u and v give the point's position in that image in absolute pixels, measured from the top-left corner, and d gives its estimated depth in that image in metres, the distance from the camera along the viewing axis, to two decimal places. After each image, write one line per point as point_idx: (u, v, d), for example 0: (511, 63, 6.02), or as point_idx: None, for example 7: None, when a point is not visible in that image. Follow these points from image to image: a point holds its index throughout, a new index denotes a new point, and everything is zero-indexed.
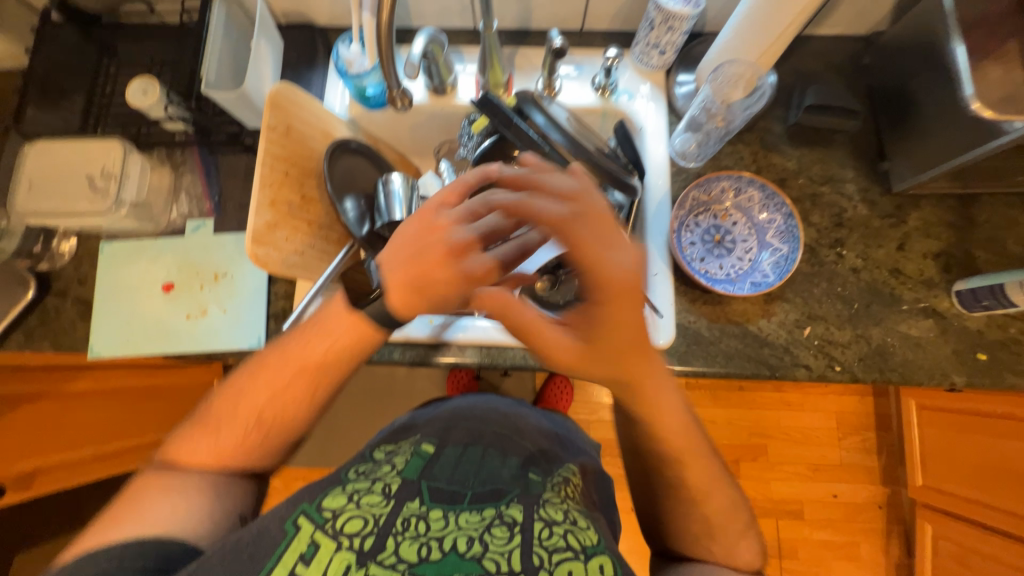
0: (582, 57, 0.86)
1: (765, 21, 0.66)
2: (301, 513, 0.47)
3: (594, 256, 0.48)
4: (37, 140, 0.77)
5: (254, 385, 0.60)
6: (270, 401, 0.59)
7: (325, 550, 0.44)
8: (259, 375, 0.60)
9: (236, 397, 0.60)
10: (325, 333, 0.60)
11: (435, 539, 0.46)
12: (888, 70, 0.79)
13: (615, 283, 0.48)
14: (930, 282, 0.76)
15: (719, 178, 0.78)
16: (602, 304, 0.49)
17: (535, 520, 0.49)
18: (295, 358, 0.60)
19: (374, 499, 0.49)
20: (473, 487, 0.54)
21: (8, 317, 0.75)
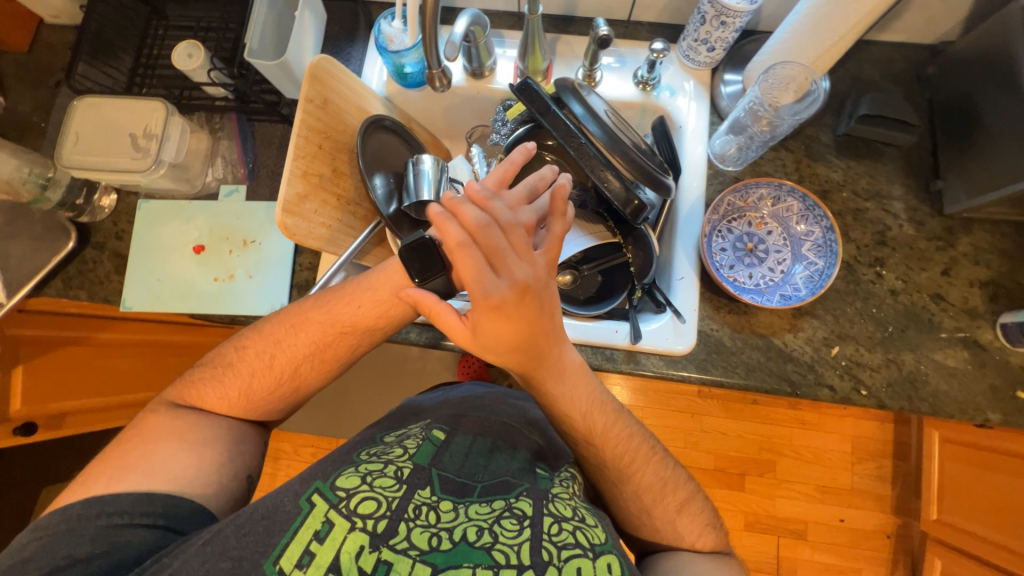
0: (626, 49, 0.83)
1: (827, 24, 0.63)
2: (315, 491, 0.48)
3: (476, 288, 0.49)
4: (86, 96, 0.80)
5: (291, 340, 0.62)
6: (303, 359, 0.62)
7: (339, 529, 0.45)
8: (299, 331, 0.62)
9: (258, 357, 0.63)
10: (351, 309, 0.62)
11: (445, 530, 0.47)
12: (954, 83, 0.74)
13: (496, 301, 0.49)
14: (974, 312, 0.72)
15: (758, 185, 0.76)
16: (489, 324, 0.51)
17: (544, 515, 0.50)
18: (323, 326, 0.62)
19: (386, 483, 0.49)
20: (483, 478, 0.54)
21: (48, 265, 0.78)
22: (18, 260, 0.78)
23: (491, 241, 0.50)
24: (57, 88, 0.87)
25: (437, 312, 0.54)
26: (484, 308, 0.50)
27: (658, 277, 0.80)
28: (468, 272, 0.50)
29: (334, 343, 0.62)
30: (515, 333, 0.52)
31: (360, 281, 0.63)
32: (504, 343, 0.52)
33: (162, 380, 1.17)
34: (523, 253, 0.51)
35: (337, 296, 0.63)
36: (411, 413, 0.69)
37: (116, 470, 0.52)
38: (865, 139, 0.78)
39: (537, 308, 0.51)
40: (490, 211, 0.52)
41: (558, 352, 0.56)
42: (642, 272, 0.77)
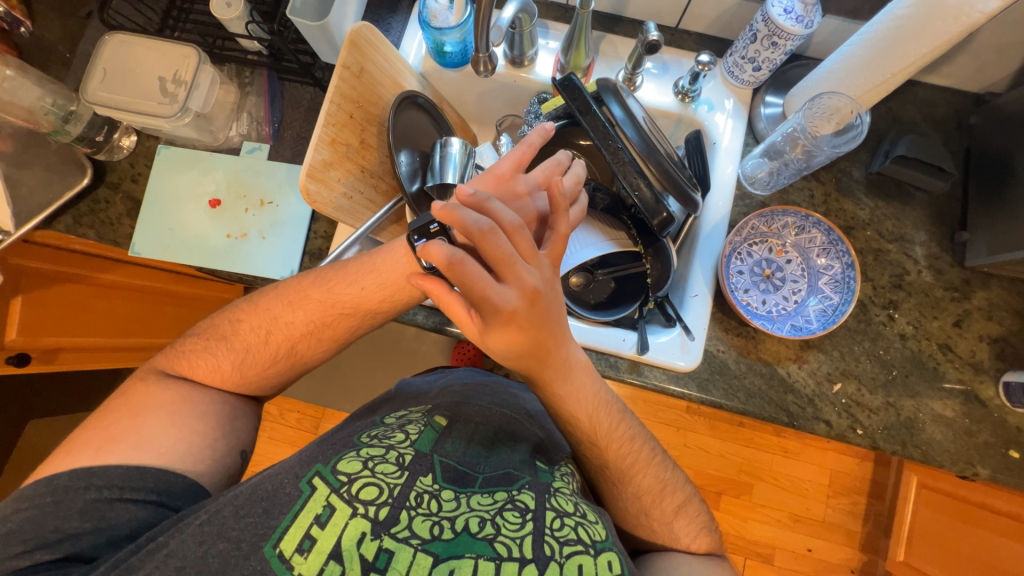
0: (671, 57, 0.81)
1: (879, 60, 0.61)
2: (315, 474, 0.48)
3: (486, 299, 0.48)
4: (117, 32, 0.78)
5: (288, 318, 0.61)
6: (300, 337, 0.62)
7: (340, 514, 0.45)
8: (296, 310, 0.61)
9: (254, 331, 0.62)
10: (356, 290, 0.61)
11: (447, 519, 0.47)
12: (996, 135, 0.73)
13: (505, 315, 0.49)
14: (979, 367, 0.72)
15: (784, 213, 0.75)
16: (496, 334, 0.51)
17: (546, 510, 0.51)
18: (325, 306, 0.61)
19: (388, 468, 0.50)
20: (485, 469, 0.55)
21: (60, 198, 0.77)
22: (30, 189, 0.77)
23: (499, 246, 0.49)
24: (87, 20, 0.85)
25: (446, 307, 0.52)
26: (498, 317, 0.49)
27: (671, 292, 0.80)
28: (478, 280, 0.47)
29: (335, 321, 0.62)
30: (529, 338, 0.52)
31: (366, 263, 0.62)
32: (514, 349, 0.53)
33: (157, 327, 1.16)
34: (531, 260, 0.51)
35: (338, 278, 0.62)
36: (409, 396, 0.70)
37: (110, 440, 0.52)
38: (897, 180, 0.77)
39: (547, 312, 0.52)
40: (491, 215, 0.51)
41: (563, 354, 0.56)
42: (658, 284, 0.77)
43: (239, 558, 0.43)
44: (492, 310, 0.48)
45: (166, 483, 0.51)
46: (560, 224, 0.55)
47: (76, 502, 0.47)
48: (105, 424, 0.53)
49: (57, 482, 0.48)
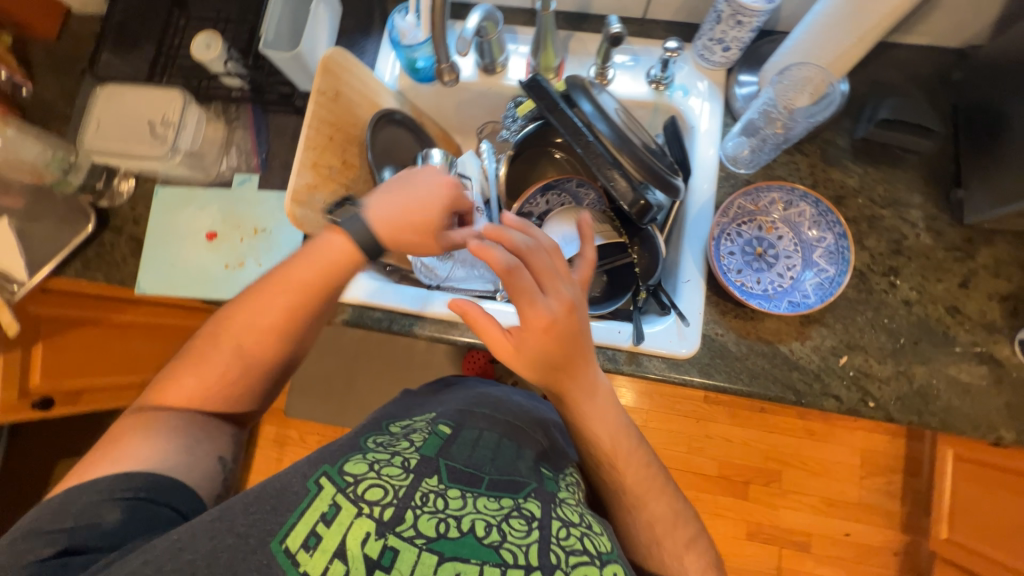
0: (640, 47, 0.82)
1: (845, 26, 0.61)
2: (322, 474, 0.49)
3: (530, 305, 0.51)
4: (108, 84, 0.81)
5: (246, 317, 0.60)
6: (260, 332, 0.59)
7: (346, 514, 0.45)
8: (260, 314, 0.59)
9: (216, 338, 0.60)
10: (304, 270, 0.59)
11: (452, 518, 0.47)
12: (982, 88, 0.71)
13: (546, 324, 0.52)
14: (992, 327, 0.70)
15: (767, 189, 0.74)
16: (536, 346, 0.53)
17: (552, 519, 0.50)
18: (281, 291, 0.59)
19: (394, 471, 0.50)
20: (491, 471, 0.55)
21: (67, 246, 0.81)
22: (40, 240, 0.81)
23: (542, 260, 0.52)
24: (81, 75, 0.89)
25: (483, 327, 0.53)
26: (538, 327, 0.51)
27: (663, 280, 0.80)
28: (523, 290, 0.51)
29: (302, 316, 0.61)
30: (563, 350, 0.54)
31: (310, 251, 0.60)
32: (550, 362, 0.54)
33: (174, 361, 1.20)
34: (568, 276, 0.54)
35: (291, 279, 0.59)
36: (414, 404, 0.71)
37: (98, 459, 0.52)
38: (884, 144, 0.75)
39: (581, 327, 0.54)
40: (533, 235, 0.55)
41: (592, 372, 0.58)
42: (647, 273, 0.78)
43: (247, 552, 0.44)
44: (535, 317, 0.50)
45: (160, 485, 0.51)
46: (586, 249, 0.58)
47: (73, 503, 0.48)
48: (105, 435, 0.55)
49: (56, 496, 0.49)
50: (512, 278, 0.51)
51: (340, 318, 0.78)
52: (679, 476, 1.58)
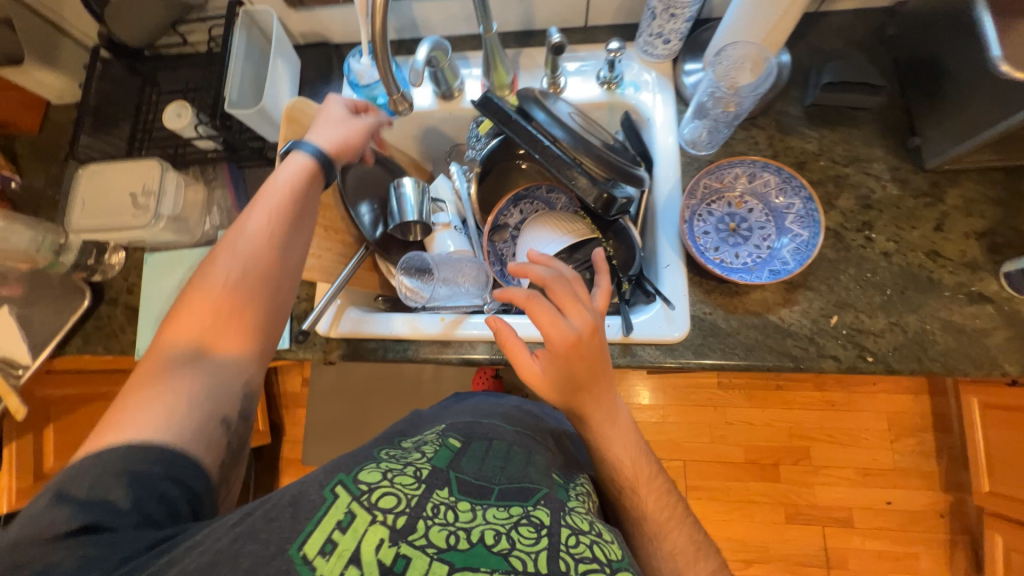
0: (586, 53, 0.85)
1: (769, 2, 0.63)
2: (338, 483, 0.49)
3: (554, 327, 0.56)
4: (89, 164, 0.86)
5: (228, 262, 0.59)
6: (248, 269, 0.59)
7: (361, 521, 0.45)
8: (239, 258, 0.59)
9: (203, 286, 0.58)
10: (280, 201, 0.63)
11: (462, 530, 0.47)
12: (916, 39, 0.74)
13: (566, 343, 0.56)
14: (975, 265, 0.70)
15: (730, 166, 0.76)
16: (559, 363, 0.57)
17: (562, 527, 0.50)
18: (261, 237, 0.61)
19: (406, 482, 0.50)
20: (501, 481, 0.55)
21: (66, 323, 0.83)
22: (40, 322, 0.84)
23: (564, 289, 0.58)
24: (65, 161, 0.94)
25: (512, 348, 0.60)
26: (564, 348, 0.56)
27: (645, 270, 0.81)
28: (546, 315, 0.56)
29: (283, 242, 0.62)
30: (585, 370, 0.58)
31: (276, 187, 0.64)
32: (574, 379, 0.59)
33: None
34: (589, 302, 0.59)
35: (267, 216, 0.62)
36: (424, 421, 0.71)
37: (107, 426, 0.50)
38: (835, 106, 0.77)
39: (601, 348, 0.58)
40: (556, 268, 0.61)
41: (613, 394, 0.63)
42: (626, 265, 0.79)
43: (267, 559, 0.42)
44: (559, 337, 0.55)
45: (177, 468, 0.49)
46: (603, 280, 0.62)
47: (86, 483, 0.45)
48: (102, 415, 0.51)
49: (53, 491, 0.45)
50: (536, 304, 0.56)
51: (336, 354, 0.79)
52: (706, 468, 1.54)
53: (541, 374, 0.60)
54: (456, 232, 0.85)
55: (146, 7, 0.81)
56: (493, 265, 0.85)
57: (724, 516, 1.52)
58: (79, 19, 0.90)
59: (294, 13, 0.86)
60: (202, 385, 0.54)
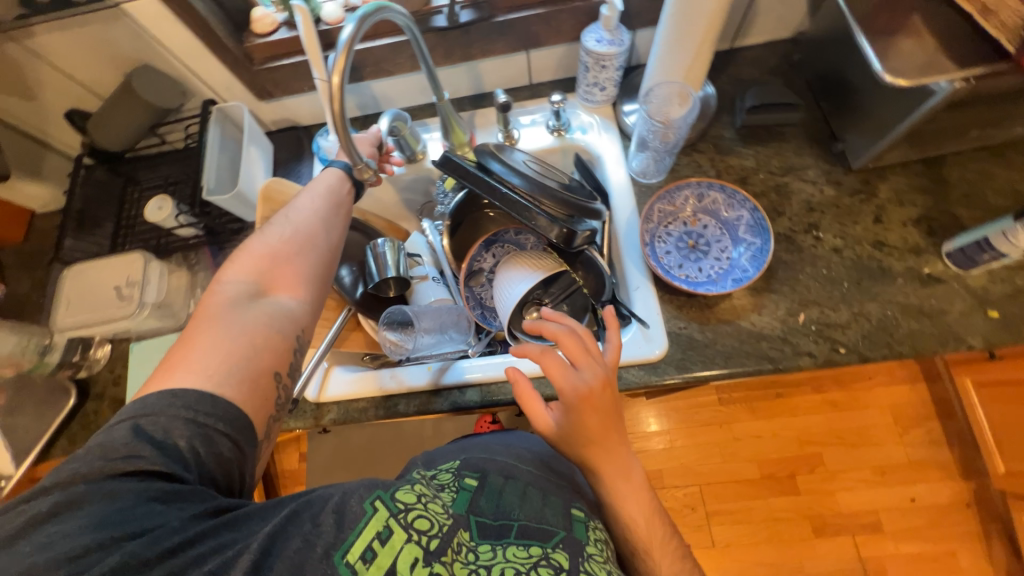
0: (534, 107, 0.94)
1: (680, 47, 0.72)
2: (377, 497, 0.48)
3: (566, 381, 0.60)
4: (73, 264, 0.88)
5: (283, 231, 0.62)
6: (298, 243, 0.62)
7: (398, 538, 0.46)
8: (288, 225, 0.63)
9: (259, 253, 0.60)
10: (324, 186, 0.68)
11: (484, 568, 0.48)
12: (819, 62, 0.83)
13: (578, 397, 0.60)
14: (918, 249, 0.75)
15: (678, 189, 0.82)
16: (572, 416, 0.61)
17: (580, 572, 0.50)
18: (309, 213, 0.64)
19: (438, 507, 0.51)
20: (520, 516, 0.55)
21: (51, 425, 0.82)
22: (25, 427, 0.83)
23: (573, 342, 0.62)
24: (49, 265, 0.97)
25: (528, 400, 0.64)
26: (576, 400, 0.60)
27: (617, 294, 0.85)
28: (557, 370, 0.60)
29: (334, 222, 0.66)
30: (597, 422, 0.61)
31: (319, 181, 0.69)
32: (587, 433, 0.61)
33: None
34: (599, 355, 0.63)
35: (311, 195, 0.67)
36: (438, 456, 0.72)
37: (170, 368, 0.50)
38: (764, 125, 0.85)
39: (612, 399, 0.61)
40: (567, 323, 0.66)
41: (626, 450, 0.64)
42: (597, 292, 0.82)
43: (316, 558, 0.44)
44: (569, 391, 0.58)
45: (234, 414, 0.49)
46: (613, 333, 0.64)
47: (166, 423, 0.46)
48: (167, 358, 0.51)
49: (141, 423, 0.46)
50: (548, 359, 0.61)
51: (328, 419, 0.79)
52: (723, 489, 1.50)
53: (554, 424, 0.63)
54: (435, 282, 0.90)
55: (125, 115, 0.88)
56: (472, 309, 0.87)
57: (750, 539, 1.46)
58: (62, 134, 0.96)
59: (264, 104, 0.94)
60: (256, 332, 0.54)
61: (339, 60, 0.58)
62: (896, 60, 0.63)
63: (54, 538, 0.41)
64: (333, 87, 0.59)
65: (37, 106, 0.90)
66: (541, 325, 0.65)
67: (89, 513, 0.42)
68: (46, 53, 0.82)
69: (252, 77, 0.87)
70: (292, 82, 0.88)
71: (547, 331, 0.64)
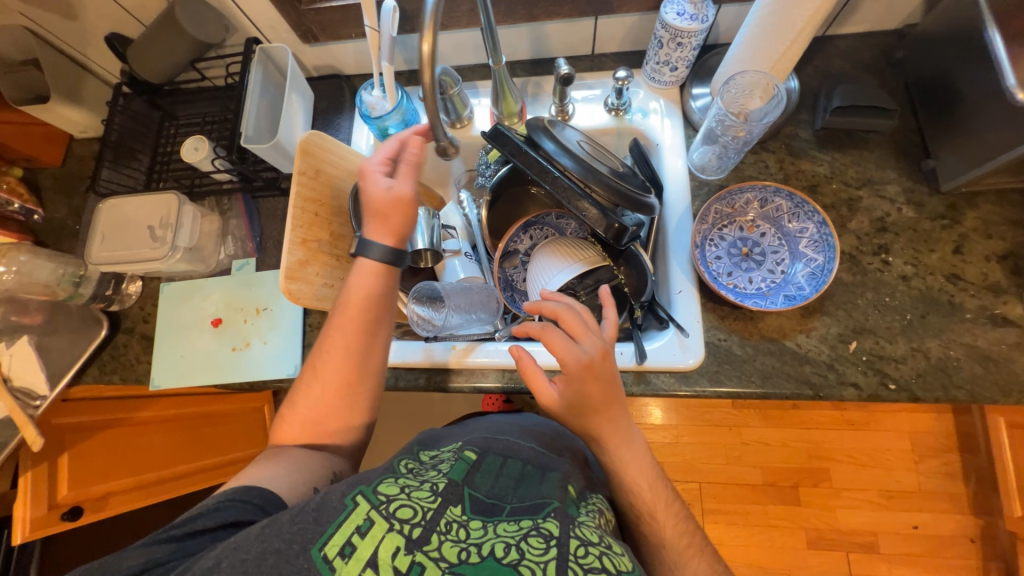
0: (594, 80, 0.86)
1: (778, 29, 0.63)
2: (359, 492, 0.50)
3: (567, 354, 0.57)
4: (109, 198, 0.88)
5: (326, 357, 0.67)
6: (341, 373, 0.66)
7: (379, 527, 0.47)
8: (327, 369, 0.66)
9: (310, 384, 0.67)
10: (359, 304, 0.67)
11: (474, 544, 0.47)
12: (924, 63, 0.73)
13: (579, 369, 0.57)
14: (997, 288, 0.68)
15: (742, 190, 0.75)
16: (575, 387, 0.58)
17: (571, 538, 0.48)
18: (343, 339, 0.66)
19: (423, 493, 0.51)
20: (512, 496, 0.53)
21: (84, 353, 0.85)
22: (58, 353, 0.85)
23: (571, 318, 0.60)
24: (86, 193, 0.97)
25: (532, 375, 0.61)
26: (578, 372, 0.57)
27: (657, 294, 0.80)
28: (557, 342, 0.58)
29: (369, 342, 0.67)
30: (598, 393, 0.59)
31: (355, 288, 0.68)
32: (590, 405, 0.59)
33: (202, 450, 1.19)
34: (597, 329, 0.61)
35: (340, 333, 0.67)
36: (444, 438, 0.71)
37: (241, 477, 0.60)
38: (846, 129, 0.77)
39: (614, 370, 0.59)
40: (567, 302, 0.64)
41: (628, 416, 0.62)
42: (638, 291, 0.78)
43: (293, 556, 0.45)
44: (571, 362, 0.56)
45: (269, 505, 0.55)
46: (610, 312, 0.64)
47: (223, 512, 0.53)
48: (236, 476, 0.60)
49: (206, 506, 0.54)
50: (545, 333, 0.59)
51: None
52: (722, 490, 1.51)
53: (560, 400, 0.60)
54: (467, 259, 0.85)
55: (166, 47, 0.84)
56: (503, 291, 0.85)
57: (743, 542, 1.47)
58: (101, 58, 0.93)
59: (308, 47, 0.88)
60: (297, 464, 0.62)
61: (430, 26, 0.52)
62: None
63: None
64: (424, 56, 0.54)
65: (78, 27, 0.86)
66: (539, 303, 0.63)
67: None
68: None
69: (299, 17, 0.81)
70: (340, 26, 0.82)
71: (545, 308, 0.62)
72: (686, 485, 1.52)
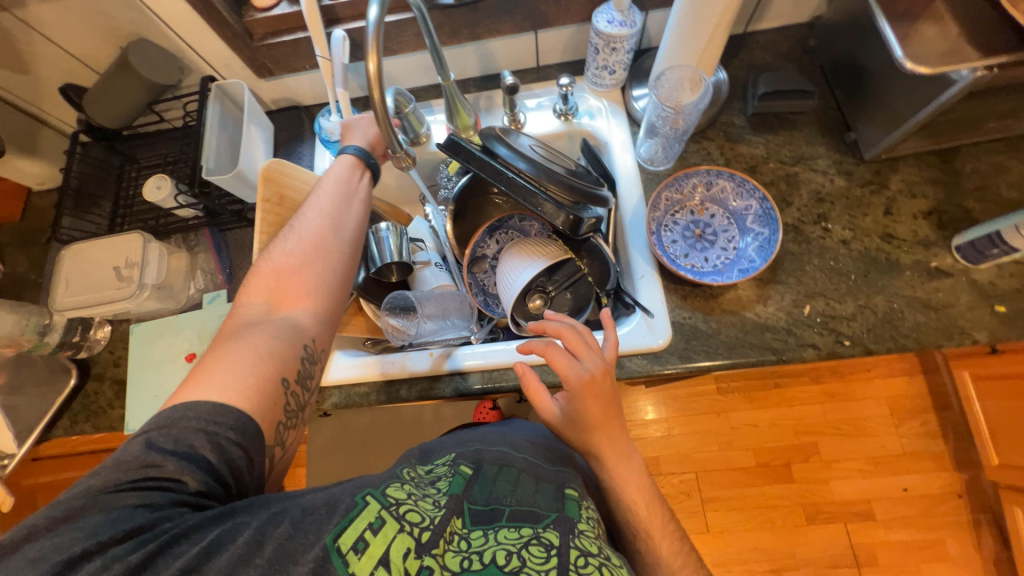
0: (542, 89, 0.92)
1: (695, 28, 0.69)
2: (368, 493, 0.48)
3: (569, 372, 0.59)
4: (72, 243, 0.88)
5: (292, 238, 0.62)
6: (312, 246, 0.62)
7: (390, 526, 0.45)
8: (300, 234, 0.63)
9: (272, 268, 0.60)
10: (339, 183, 0.67)
11: (475, 553, 0.46)
12: (834, 48, 0.81)
13: (584, 386, 0.59)
14: (927, 243, 0.74)
15: (686, 178, 0.80)
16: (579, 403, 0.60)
17: (571, 548, 0.47)
18: (316, 215, 0.64)
19: (428, 502, 0.50)
20: (512, 501, 0.53)
21: (53, 405, 0.82)
22: (26, 408, 0.83)
23: (574, 335, 0.62)
24: (48, 244, 0.96)
25: (535, 392, 0.63)
26: (579, 389, 0.59)
27: (623, 283, 0.84)
28: (561, 361, 0.59)
29: (344, 216, 0.65)
30: (599, 410, 0.60)
31: (330, 178, 0.68)
32: (592, 421, 0.61)
33: None
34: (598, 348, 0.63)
35: (318, 202, 0.65)
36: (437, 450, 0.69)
37: (197, 377, 0.51)
38: (776, 113, 0.83)
39: (613, 388, 0.61)
40: (568, 321, 0.66)
41: (625, 434, 0.64)
42: (602, 281, 0.82)
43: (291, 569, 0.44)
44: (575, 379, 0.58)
45: (244, 422, 0.49)
46: (610, 332, 0.66)
47: (178, 434, 0.47)
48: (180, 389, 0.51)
49: (152, 438, 0.47)
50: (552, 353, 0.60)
51: (329, 403, 0.79)
52: (719, 476, 1.52)
53: (559, 415, 0.63)
54: (438, 268, 0.91)
55: (122, 92, 0.86)
56: (475, 295, 0.87)
57: (744, 526, 1.48)
58: (55, 108, 0.94)
59: (264, 81, 0.91)
60: (264, 344, 0.54)
61: (373, 46, 0.57)
62: (915, 48, 0.61)
63: (48, 552, 0.41)
64: (370, 75, 0.58)
65: (31, 80, 0.87)
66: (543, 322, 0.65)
67: (83, 525, 0.43)
68: (36, 23, 0.79)
69: (252, 53, 0.84)
70: (293, 59, 0.86)
71: (550, 327, 0.64)
72: (682, 475, 1.53)
